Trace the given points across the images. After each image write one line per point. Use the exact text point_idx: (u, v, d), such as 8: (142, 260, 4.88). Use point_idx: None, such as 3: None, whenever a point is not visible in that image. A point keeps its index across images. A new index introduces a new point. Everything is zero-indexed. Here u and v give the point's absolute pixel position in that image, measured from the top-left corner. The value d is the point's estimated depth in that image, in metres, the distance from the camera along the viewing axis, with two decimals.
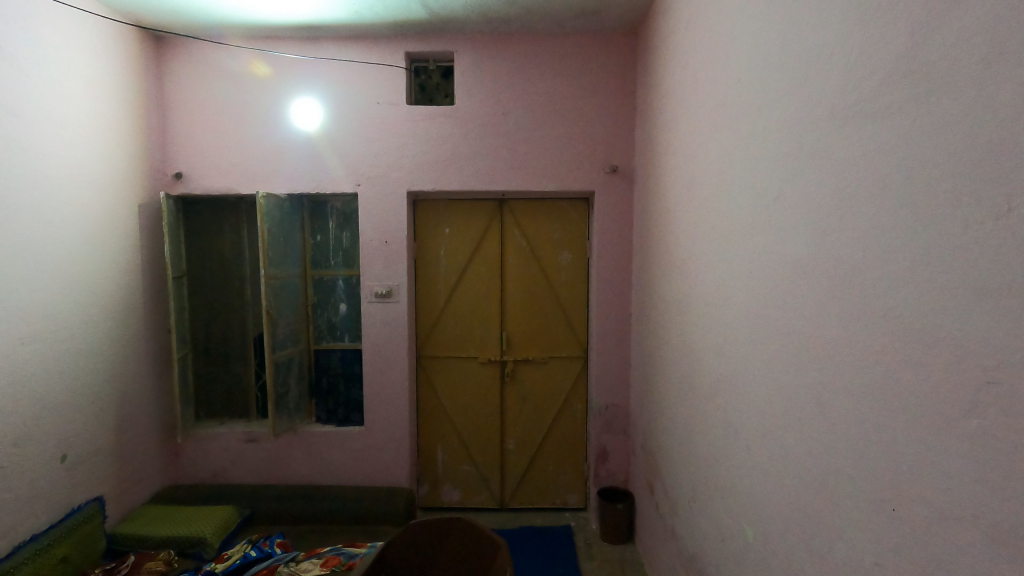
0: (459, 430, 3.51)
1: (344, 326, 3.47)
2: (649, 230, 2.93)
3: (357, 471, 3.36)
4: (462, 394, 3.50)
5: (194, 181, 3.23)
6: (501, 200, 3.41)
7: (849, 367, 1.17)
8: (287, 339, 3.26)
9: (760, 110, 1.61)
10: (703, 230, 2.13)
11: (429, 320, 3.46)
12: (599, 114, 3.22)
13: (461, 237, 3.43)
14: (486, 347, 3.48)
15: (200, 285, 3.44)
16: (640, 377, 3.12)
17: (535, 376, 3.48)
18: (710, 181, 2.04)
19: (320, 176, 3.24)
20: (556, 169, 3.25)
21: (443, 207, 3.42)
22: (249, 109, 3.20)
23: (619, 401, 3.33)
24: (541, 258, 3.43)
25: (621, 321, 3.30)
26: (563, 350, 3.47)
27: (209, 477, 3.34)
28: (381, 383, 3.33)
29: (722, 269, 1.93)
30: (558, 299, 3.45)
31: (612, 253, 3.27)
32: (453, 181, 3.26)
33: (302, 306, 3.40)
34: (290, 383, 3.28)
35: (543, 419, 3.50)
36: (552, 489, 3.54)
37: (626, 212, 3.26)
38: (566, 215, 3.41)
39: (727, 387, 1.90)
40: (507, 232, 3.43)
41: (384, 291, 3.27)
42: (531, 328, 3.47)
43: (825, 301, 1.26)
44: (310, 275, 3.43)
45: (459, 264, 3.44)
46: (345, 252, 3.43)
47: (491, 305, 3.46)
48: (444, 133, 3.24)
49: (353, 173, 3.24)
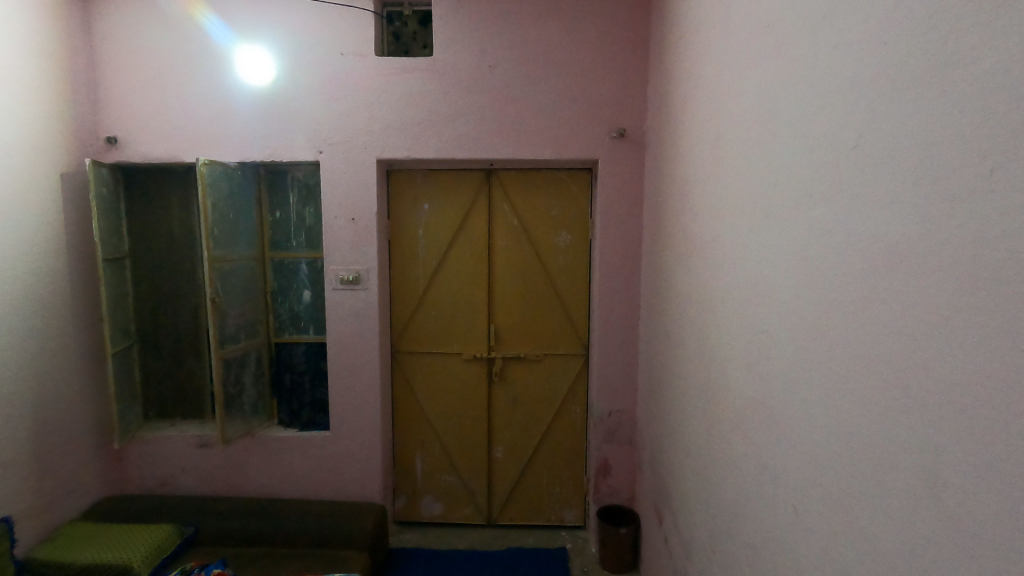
0: (440, 436, 3.07)
1: (308, 316, 3.02)
2: (662, 206, 2.42)
3: (322, 482, 2.95)
4: (444, 395, 3.05)
5: (131, 147, 2.79)
6: (489, 169, 2.91)
7: (981, 426, 0.67)
8: (240, 332, 2.82)
9: (826, 19, 1.09)
10: (725, 204, 1.62)
11: (406, 311, 3.00)
12: (605, 66, 2.69)
13: (443, 214, 2.95)
14: (472, 342, 3.01)
15: (145, 268, 3.02)
16: (650, 382, 2.63)
17: (527, 375, 3.02)
18: (738, 137, 1.53)
19: (275, 142, 2.77)
20: (552, 133, 2.73)
21: (421, 178, 2.93)
22: (190, 61, 2.72)
23: (625, 407, 2.85)
24: (535, 239, 2.94)
25: (628, 314, 2.81)
26: (560, 346, 2.99)
27: (157, 486, 2.97)
28: (348, 383, 2.89)
29: (751, 254, 1.42)
30: (555, 287, 2.96)
31: (617, 233, 2.76)
32: (431, 148, 2.77)
33: (259, 293, 2.95)
34: (245, 382, 2.86)
35: (536, 424, 3.04)
36: (547, 504, 3.10)
37: (636, 185, 2.74)
38: (565, 188, 2.90)
39: (753, 412, 1.42)
40: (496, 209, 2.94)
41: (351, 277, 2.81)
42: (524, 321, 2.99)
43: (931, 308, 0.75)
44: (269, 258, 2.98)
45: (440, 245, 2.96)
46: (308, 230, 2.97)
47: (477, 294, 2.99)
48: (419, 90, 2.73)
49: (313, 138, 2.76)
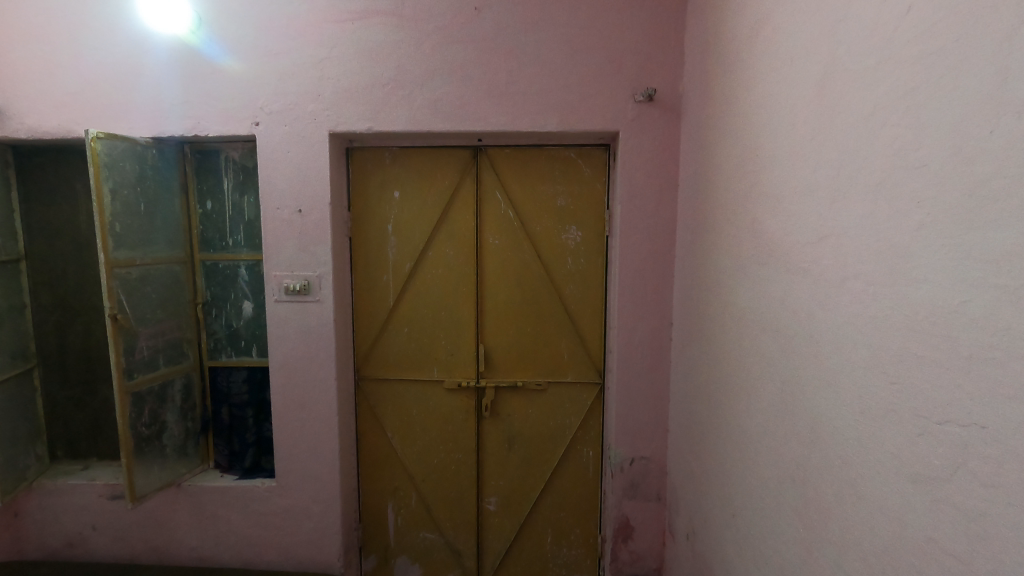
0: (417, 485, 2.44)
1: (249, 333, 2.40)
2: (708, 193, 1.76)
3: (267, 544, 2.34)
4: (422, 434, 2.42)
5: (15, 119, 2.17)
6: (477, 146, 2.27)
7: None
8: (157, 356, 2.20)
9: None
10: (840, 183, 0.97)
11: (372, 328, 2.37)
12: (628, 7, 2.02)
13: (418, 205, 2.31)
14: (456, 367, 2.38)
15: (46, 275, 2.40)
16: (688, 427, 2.00)
17: (526, 408, 2.38)
18: (876, 62, 0.88)
19: (199, 112, 2.15)
20: (558, 97, 2.08)
21: (391, 159, 2.29)
22: (87, 6, 2.10)
23: (652, 453, 2.21)
24: (536, 237, 2.30)
25: (656, 334, 2.16)
26: (568, 372, 2.35)
27: (63, 547, 2.37)
28: (298, 421, 2.27)
29: (919, 267, 0.77)
30: (561, 298, 2.32)
31: (643, 229, 2.11)
32: (399, 117, 2.12)
33: (186, 306, 2.33)
34: (166, 420, 2.24)
35: (537, 470, 2.41)
36: (551, 569, 2.47)
37: (668, 166, 2.08)
38: (574, 169, 2.25)
39: (924, 565, 0.77)
40: (486, 198, 2.30)
41: (298, 286, 2.18)
42: (522, 340, 2.35)
43: None
44: (199, 260, 2.36)
45: (415, 244, 2.33)
46: (248, 225, 2.34)
47: (462, 306, 2.35)
48: (384, 41, 2.09)
49: (246, 106, 2.13)
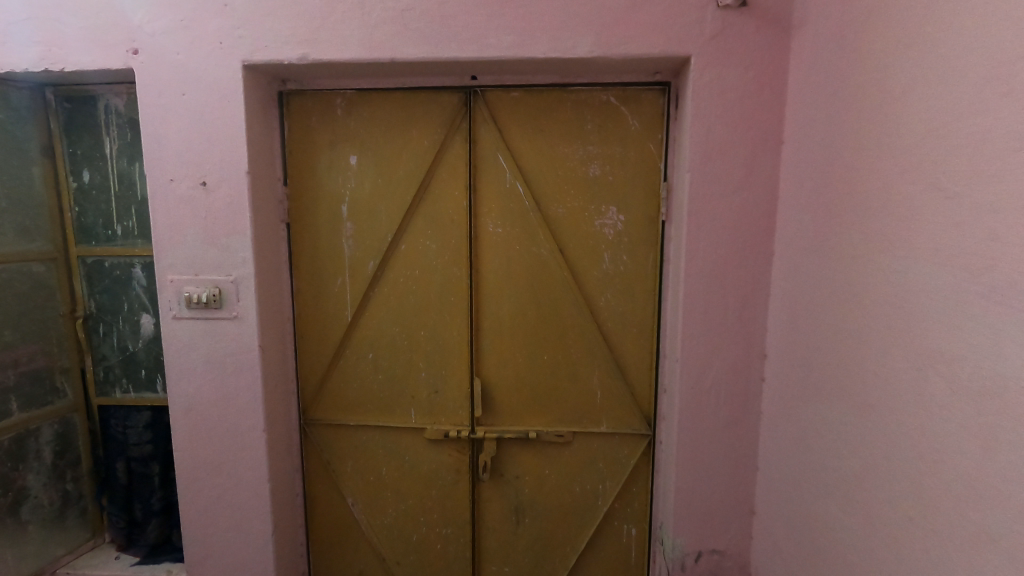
0: (389, 568, 1.76)
1: (150, 359, 1.70)
2: (859, 152, 1.01)
3: None
4: (395, 501, 1.73)
5: None
6: (470, 88, 1.53)
7: None
8: (7, 397, 1.53)
9: None
10: None
11: (323, 352, 1.67)
12: None
13: (385, 177, 1.58)
14: (442, 411, 1.67)
15: None
16: (793, 527, 1.27)
17: (541, 468, 1.67)
18: None
19: (49, 34, 1.41)
20: (593, 5, 1.32)
21: (345, 108, 1.56)
22: None
23: (727, 545, 1.50)
24: (557, 223, 1.56)
25: (739, 373, 1.43)
26: (601, 419, 1.63)
27: None
28: (213, 488, 1.58)
29: None
30: (593, 312, 1.59)
31: (725, 212, 1.36)
32: (348, 40, 1.38)
33: (59, 322, 1.64)
34: (24, 488, 1.58)
35: (555, 553, 1.71)
36: None
37: (766, 114, 1.33)
38: (615, 122, 1.50)
39: None
40: (483, 166, 1.56)
41: (204, 297, 1.47)
42: (535, 374, 1.63)
43: None
44: (76, 257, 1.66)
45: (381, 235, 1.60)
46: (139, 207, 1.64)
47: (450, 323, 1.63)
48: None
49: (118, 23, 1.40)
